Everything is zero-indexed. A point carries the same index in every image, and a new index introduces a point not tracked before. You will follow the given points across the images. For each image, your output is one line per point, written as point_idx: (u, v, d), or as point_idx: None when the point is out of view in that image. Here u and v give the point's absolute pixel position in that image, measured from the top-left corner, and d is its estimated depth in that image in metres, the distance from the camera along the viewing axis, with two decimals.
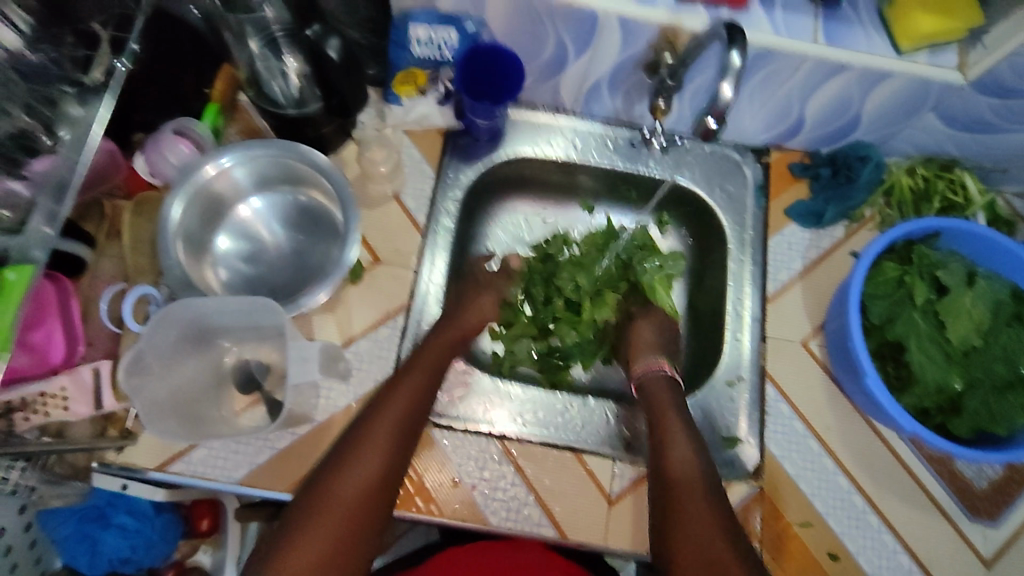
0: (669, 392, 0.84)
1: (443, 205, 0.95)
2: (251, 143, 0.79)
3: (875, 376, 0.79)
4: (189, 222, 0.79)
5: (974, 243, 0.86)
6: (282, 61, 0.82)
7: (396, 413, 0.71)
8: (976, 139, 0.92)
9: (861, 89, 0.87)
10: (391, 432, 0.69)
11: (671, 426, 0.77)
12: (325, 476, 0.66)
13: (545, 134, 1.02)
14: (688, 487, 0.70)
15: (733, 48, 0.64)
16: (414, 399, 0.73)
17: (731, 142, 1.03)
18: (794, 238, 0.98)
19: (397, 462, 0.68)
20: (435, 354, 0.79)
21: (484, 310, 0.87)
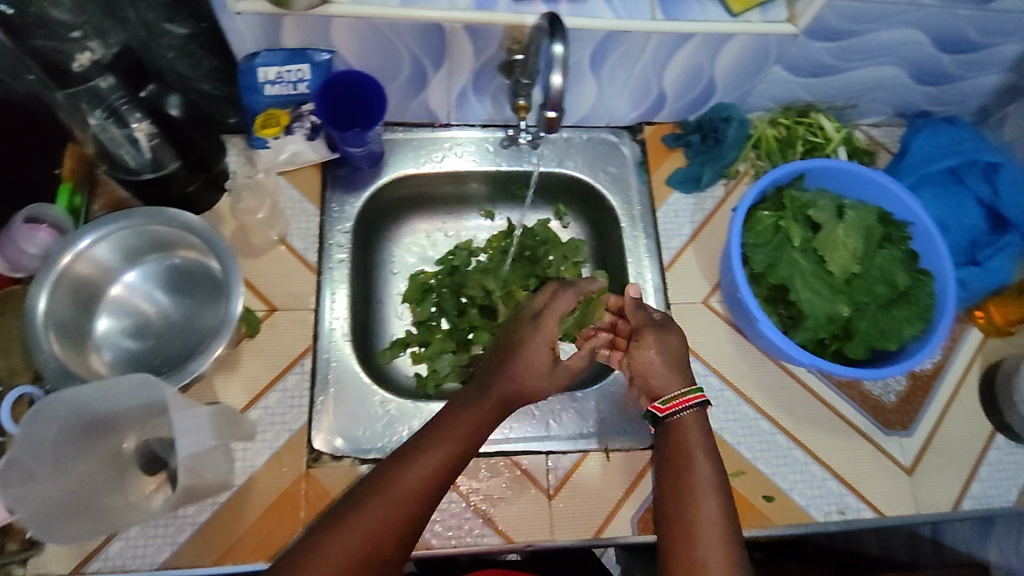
0: (702, 438, 0.74)
1: (333, 239, 0.93)
2: (107, 218, 0.76)
3: (767, 320, 0.82)
4: (61, 309, 0.75)
5: (842, 178, 0.91)
6: (127, 127, 0.78)
7: (428, 464, 0.66)
8: (823, 82, 0.98)
9: (707, 54, 0.90)
10: (418, 485, 0.65)
11: (700, 492, 0.69)
12: (335, 523, 0.62)
13: (422, 150, 1.02)
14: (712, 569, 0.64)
15: (556, 39, 0.65)
16: (450, 455, 0.67)
17: (605, 126, 1.06)
18: (679, 205, 1.02)
19: (410, 530, 0.63)
20: (482, 413, 0.72)
21: (540, 365, 0.77)
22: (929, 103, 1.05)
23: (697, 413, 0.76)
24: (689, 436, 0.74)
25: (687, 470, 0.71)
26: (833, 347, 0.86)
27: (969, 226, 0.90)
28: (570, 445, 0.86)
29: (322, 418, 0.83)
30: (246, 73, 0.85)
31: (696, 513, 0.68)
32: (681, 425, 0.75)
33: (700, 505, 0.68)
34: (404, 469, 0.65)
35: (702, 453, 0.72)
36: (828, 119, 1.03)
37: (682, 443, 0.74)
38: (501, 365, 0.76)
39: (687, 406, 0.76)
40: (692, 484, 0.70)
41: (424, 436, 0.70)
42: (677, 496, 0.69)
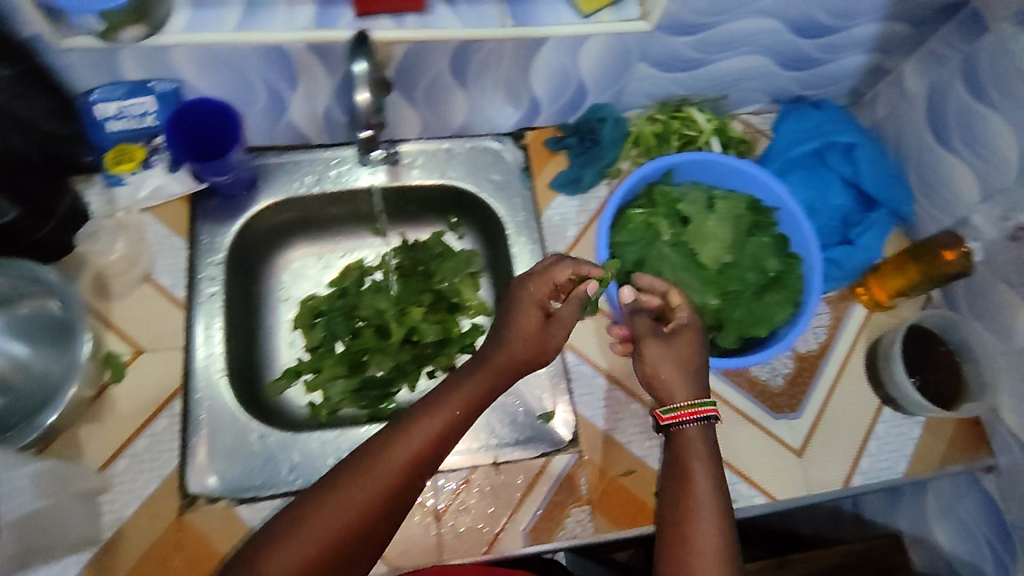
0: (705, 451, 0.70)
1: (205, 272, 0.91)
2: None
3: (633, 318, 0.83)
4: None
5: (712, 169, 0.91)
6: None
7: (420, 440, 0.67)
8: (691, 76, 0.98)
9: (568, 57, 0.89)
10: (407, 462, 0.66)
11: (701, 516, 0.65)
12: (324, 497, 0.63)
13: (297, 172, 0.99)
14: None
15: (358, 57, 0.72)
16: (439, 431, 0.68)
17: (487, 133, 1.04)
18: (564, 209, 1.02)
19: (395, 504, 0.65)
20: (479, 385, 0.72)
21: (540, 333, 0.78)
22: (802, 87, 1.06)
23: (703, 427, 0.71)
24: (692, 454, 0.69)
25: (687, 489, 0.67)
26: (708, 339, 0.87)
27: (835, 206, 0.91)
28: (457, 461, 0.87)
29: (195, 460, 0.83)
30: (85, 111, 0.83)
31: (695, 538, 0.64)
32: (682, 438, 0.71)
33: (700, 531, 0.64)
34: (395, 444, 0.66)
35: (706, 471, 0.68)
36: (701, 112, 1.03)
37: (684, 459, 0.69)
38: (497, 336, 0.77)
39: (693, 419, 0.71)
40: (692, 506, 0.66)
41: (418, 410, 0.70)
42: (678, 517, 0.66)
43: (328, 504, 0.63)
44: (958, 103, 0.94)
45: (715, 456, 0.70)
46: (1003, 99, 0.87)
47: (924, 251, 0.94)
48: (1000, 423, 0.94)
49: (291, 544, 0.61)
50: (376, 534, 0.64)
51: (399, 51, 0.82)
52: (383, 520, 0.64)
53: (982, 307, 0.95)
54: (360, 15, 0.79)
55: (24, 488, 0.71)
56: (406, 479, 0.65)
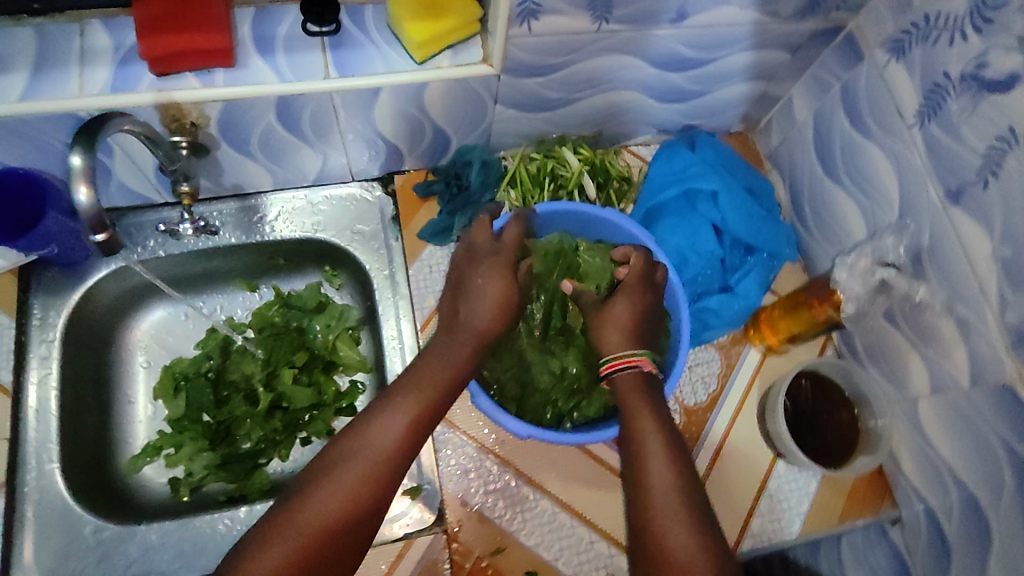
0: (643, 395, 0.70)
1: (35, 351, 0.85)
2: None
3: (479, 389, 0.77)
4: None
5: (575, 219, 0.86)
6: None
7: (397, 423, 0.66)
8: (559, 114, 0.92)
9: (412, 102, 0.83)
10: (384, 450, 0.64)
11: (653, 455, 0.65)
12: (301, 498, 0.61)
13: (141, 236, 0.93)
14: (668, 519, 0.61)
15: (75, 148, 0.60)
16: (416, 413, 0.67)
17: (350, 181, 0.99)
18: (434, 259, 0.96)
19: (398, 472, 0.65)
20: (449, 361, 0.71)
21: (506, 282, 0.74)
22: (685, 117, 1.00)
23: (637, 374, 0.71)
24: (631, 400, 0.70)
25: (634, 431, 0.67)
26: (568, 407, 0.83)
27: (706, 255, 0.86)
28: None
29: (18, 560, 0.78)
30: None
31: (649, 479, 0.64)
32: (620, 388, 0.71)
33: (654, 468, 0.64)
34: (369, 431, 0.65)
35: (647, 410, 0.69)
36: (574, 151, 0.96)
37: (626, 407, 0.70)
38: (461, 298, 0.75)
39: (625, 366, 0.71)
40: (644, 447, 0.66)
41: (387, 396, 0.69)
42: (635, 461, 0.66)
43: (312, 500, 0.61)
44: (841, 133, 0.88)
45: (657, 396, 0.70)
46: (882, 132, 0.80)
47: (807, 296, 0.87)
48: (901, 474, 0.87)
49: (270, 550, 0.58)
50: (361, 529, 0.62)
51: (213, 110, 0.75)
52: (366, 513, 0.62)
53: (876, 350, 0.88)
54: (162, 74, 0.73)
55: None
56: (384, 466, 0.64)
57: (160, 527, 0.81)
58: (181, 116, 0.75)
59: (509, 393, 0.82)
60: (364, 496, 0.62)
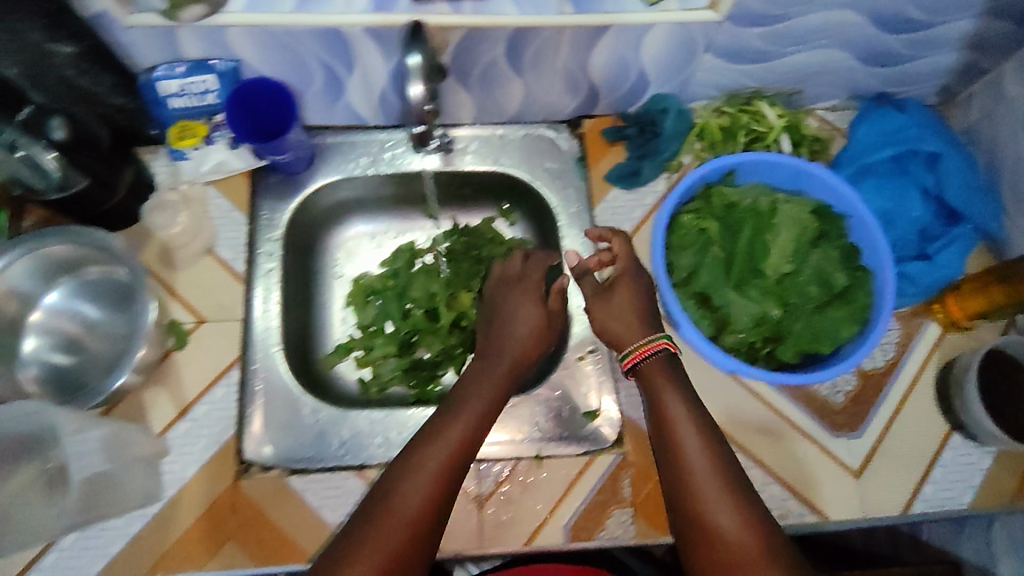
0: (670, 382, 0.75)
1: (263, 247, 0.92)
2: (42, 234, 0.78)
3: (687, 324, 0.79)
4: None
5: (778, 171, 0.87)
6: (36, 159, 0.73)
7: (452, 438, 0.71)
8: (764, 68, 0.93)
9: (631, 47, 0.85)
10: (445, 456, 0.70)
11: (689, 443, 0.70)
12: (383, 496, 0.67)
13: (353, 153, 0.99)
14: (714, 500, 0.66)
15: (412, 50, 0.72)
16: (473, 422, 0.74)
17: (543, 121, 1.02)
18: (618, 203, 0.98)
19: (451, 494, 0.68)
20: (489, 385, 0.79)
21: (539, 323, 0.86)
22: (884, 84, 0.98)
23: (660, 358, 0.77)
24: (653, 378, 0.75)
25: (670, 422, 0.71)
26: (765, 351, 0.82)
27: (913, 219, 0.87)
28: (503, 450, 0.87)
29: (249, 429, 0.85)
30: (146, 88, 0.82)
31: (687, 459, 0.69)
32: (648, 373, 0.76)
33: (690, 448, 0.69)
34: (432, 438, 0.71)
35: (678, 401, 0.73)
36: (772, 106, 0.97)
37: (655, 396, 0.74)
38: (497, 336, 0.85)
39: (650, 352, 0.76)
40: (677, 439, 0.70)
41: (444, 412, 0.75)
42: (669, 452, 0.70)
43: (394, 497, 0.66)
44: None
45: (672, 374, 0.76)
46: None
47: (1010, 272, 0.85)
48: None
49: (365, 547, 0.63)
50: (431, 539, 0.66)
51: (455, 37, 0.81)
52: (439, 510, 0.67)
53: None
54: None
55: (95, 450, 0.74)
56: (451, 470, 0.69)
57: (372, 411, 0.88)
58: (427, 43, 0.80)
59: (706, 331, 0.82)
60: (432, 518, 0.66)
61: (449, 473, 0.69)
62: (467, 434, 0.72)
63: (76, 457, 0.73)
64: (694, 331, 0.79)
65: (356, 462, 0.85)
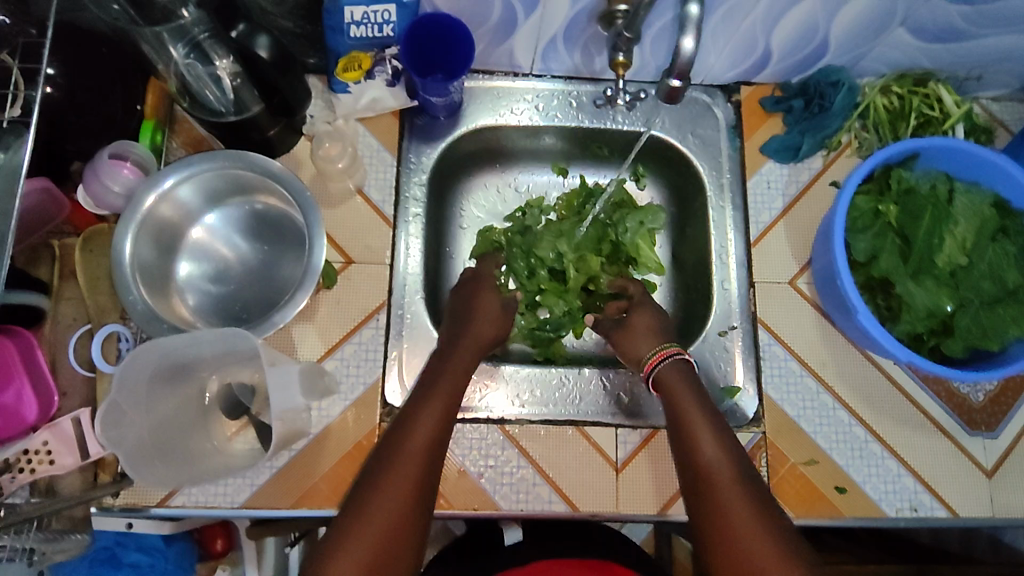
0: (685, 387, 0.80)
1: (408, 191, 0.90)
2: (194, 159, 0.75)
3: (867, 313, 0.78)
4: (146, 264, 0.75)
5: (960, 159, 0.82)
6: (211, 66, 0.74)
7: (427, 419, 0.74)
8: (949, 49, 0.87)
9: (827, 11, 0.81)
10: (426, 438, 0.72)
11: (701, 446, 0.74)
12: (370, 482, 0.69)
13: (503, 101, 0.96)
14: (723, 493, 0.70)
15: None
16: (441, 412, 0.75)
17: (699, 83, 0.98)
18: (773, 176, 0.95)
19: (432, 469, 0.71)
20: (451, 379, 0.79)
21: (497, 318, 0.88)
22: None
23: (678, 365, 0.82)
24: (673, 382, 0.81)
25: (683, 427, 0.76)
26: (930, 343, 0.81)
27: None
28: (641, 420, 0.86)
29: (393, 374, 0.84)
30: (333, 11, 0.76)
31: (698, 458, 0.74)
32: (667, 385, 0.81)
33: (711, 461, 0.73)
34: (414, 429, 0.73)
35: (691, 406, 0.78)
36: (949, 91, 0.92)
37: (673, 399, 0.79)
38: (459, 328, 0.85)
39: (662, 360, 0.83)
40: (693, 446, 0.75)
41: (417, 395, 0.77)
42: (687, 459, 0.75)
43: (383, 482, 0.69)
44: None
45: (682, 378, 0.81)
46: None
47: None
48: None
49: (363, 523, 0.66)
50: (419, 514, 0.69)
51: None
52: (421, 501, 0.69)
53: None
54: None
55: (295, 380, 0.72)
56: (426, 461, 0.71)
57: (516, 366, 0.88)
58: None
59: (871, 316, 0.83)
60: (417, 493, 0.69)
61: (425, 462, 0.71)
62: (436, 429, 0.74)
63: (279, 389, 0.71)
64: (866, 313, 0.78)
65: (495, 418, 0.85)
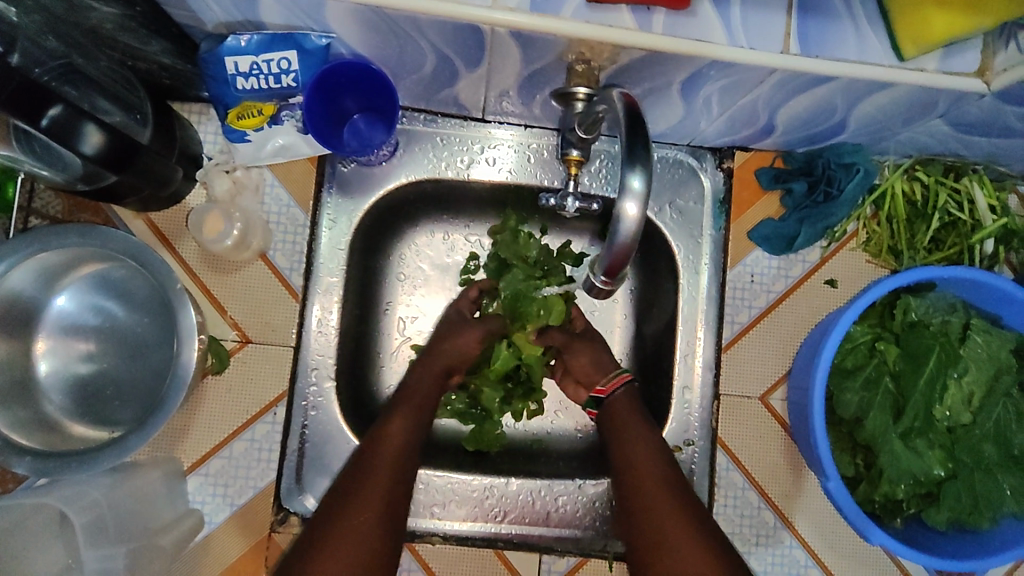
0: (633, 414, 0.72)
1: (322, 258, 0.75)
2: (19, 244, 0.60)
3: (842, 486, 0.66)
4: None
5: (981, 291, 0.68)
6: (51, 147, 0.56)
7: (402, 432, 0.67)
8: (994, 144, 0.70)
9: (847, 97, 0.63)
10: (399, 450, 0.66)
11: (650, 486, 0.65)
12: (320, 532, 0.59)
13: (447, 150, 0.79)
14: (668, 538, 0.60)
15: (632, 168, 0.43)
16: (410, 426, 0.68)
17: (686, 144, 0.81)
18: (759, 268, 0.81)
19: (403, 488, 0.64)
20: (413, 406, 0.70)
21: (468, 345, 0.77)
22: None
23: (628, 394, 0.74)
24: (625, 427, 0.70)
25: (629, 462, 0.67)
26: (910, 509, 0.69)
27: None
28: (569, 546, 0.77)
29: (292, 478, 0.73)
30: (211, 62, 0.62)
31: (647, 498, 0.64)
32: (613, 411, 0.73)
33: (666, 523, 0.61)
34: (376, 464, 0.64)
35: (636, 434, 0.69)
36: (983, 189, 0.76)
37: (617, 429, 0.71)
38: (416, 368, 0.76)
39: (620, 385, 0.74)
40: (642, 484, 0.65)
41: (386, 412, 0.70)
42: (630, 500, 0.65)
43: (333, 540, 0.57)
44: None
45: (643, 428, 0.70)
46: None
47: None
48: None
49: (333, 545, 0.57)
50: (390, 540, 0.60)
51: (628, 57, 0.57)
52: (395, 522, 0.62)
53: None
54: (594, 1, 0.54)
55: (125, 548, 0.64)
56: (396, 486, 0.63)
57: (435, 472, 0.78)
58: (589, 55, 0.58)
59: (844, 474, 0.71)
60: (389, 516, 0.61)
61: (384, 524, 0.60)
62: (397, 473, 0.64)
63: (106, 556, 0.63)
64: (834, 478, 0.66)
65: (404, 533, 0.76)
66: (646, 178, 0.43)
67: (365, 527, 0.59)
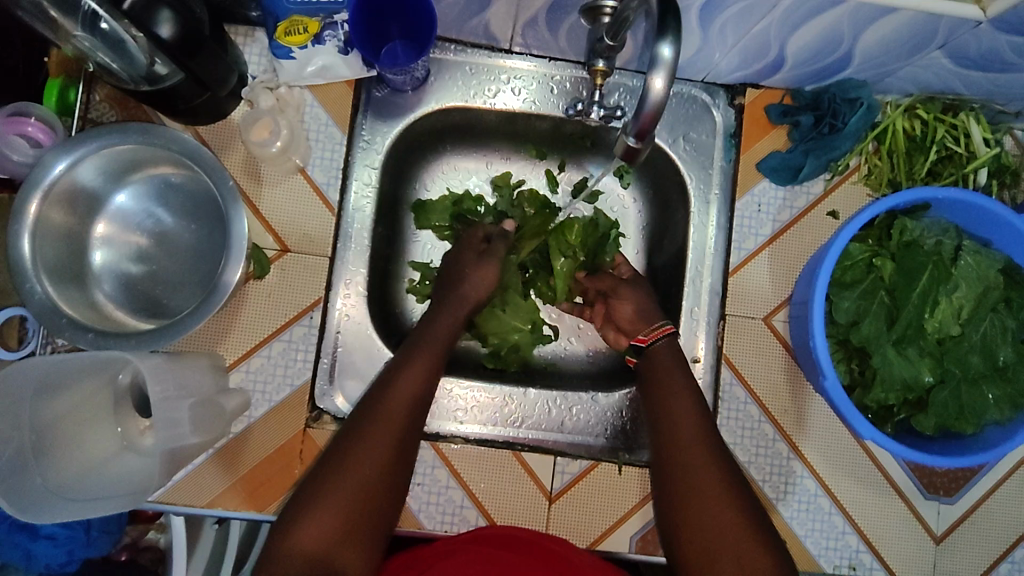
0: (678, 368, 0.74)
1: (357, 175, 0.81)
2: (86, 137, 0.67)
3: (837, 385, 0.71)
4: (45, 253, 0.67)
5: (971, 215, 0.73)
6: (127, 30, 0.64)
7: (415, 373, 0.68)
8: (990, 79, 0.75)
9: (854, 25, 0.68)
10: (413, 391, 0.67)
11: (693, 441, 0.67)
12: (328, 464, 0.61)
13: (475, 80, 0.84)
14: (703, 493, 0.64)
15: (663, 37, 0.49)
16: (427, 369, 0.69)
17: (700, 81, 0.86)
18: (766, 198, 0.86)
19: (412, 427, 0.65)
20: (432, 346, 0.72)
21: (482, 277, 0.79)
22: None
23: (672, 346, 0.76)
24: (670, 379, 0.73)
25: (675, 416, 0.70)
26: (900, 415, 0.75)
27: None
28: (582, 450, 0.83)
29: (326, 377, 0.79)
30: None
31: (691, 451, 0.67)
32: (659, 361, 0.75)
33: (697, 474, 0.65)
34: (387, 402, 0.65)
35: (681, 387, 0.72)
36: (979, 124, 0.81)
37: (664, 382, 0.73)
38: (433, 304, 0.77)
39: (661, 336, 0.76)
40: (681, 437, 0.68)
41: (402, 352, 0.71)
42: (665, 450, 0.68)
43: (339, 472, 0.60)
44: None
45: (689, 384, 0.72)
46: None
47: None
48: None
49: (338, 477, 0.60)
50: (394, 475, 0.62)
51: None
52: (402, 458, 0.64)
53: None
54: None
55: (183, 420, 0.68)
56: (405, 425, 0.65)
57: (458, 382, 0.83)
58: None
59: None
60: (395, 453, 0.63)
61: (391, 458, 0.62)
62: (410, 413, 0.65)
63: (164, 427, 0.68)
64: (829, 379, 0.71)
65: (429, 433, 0.82)
66: (676, 45, 0.49)
67: (372, 461, 0.61)
